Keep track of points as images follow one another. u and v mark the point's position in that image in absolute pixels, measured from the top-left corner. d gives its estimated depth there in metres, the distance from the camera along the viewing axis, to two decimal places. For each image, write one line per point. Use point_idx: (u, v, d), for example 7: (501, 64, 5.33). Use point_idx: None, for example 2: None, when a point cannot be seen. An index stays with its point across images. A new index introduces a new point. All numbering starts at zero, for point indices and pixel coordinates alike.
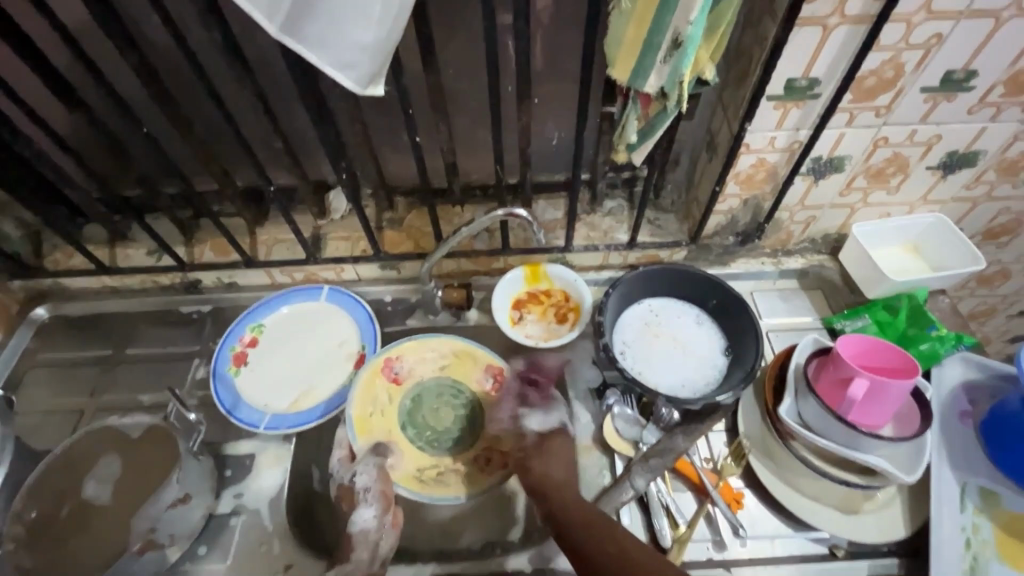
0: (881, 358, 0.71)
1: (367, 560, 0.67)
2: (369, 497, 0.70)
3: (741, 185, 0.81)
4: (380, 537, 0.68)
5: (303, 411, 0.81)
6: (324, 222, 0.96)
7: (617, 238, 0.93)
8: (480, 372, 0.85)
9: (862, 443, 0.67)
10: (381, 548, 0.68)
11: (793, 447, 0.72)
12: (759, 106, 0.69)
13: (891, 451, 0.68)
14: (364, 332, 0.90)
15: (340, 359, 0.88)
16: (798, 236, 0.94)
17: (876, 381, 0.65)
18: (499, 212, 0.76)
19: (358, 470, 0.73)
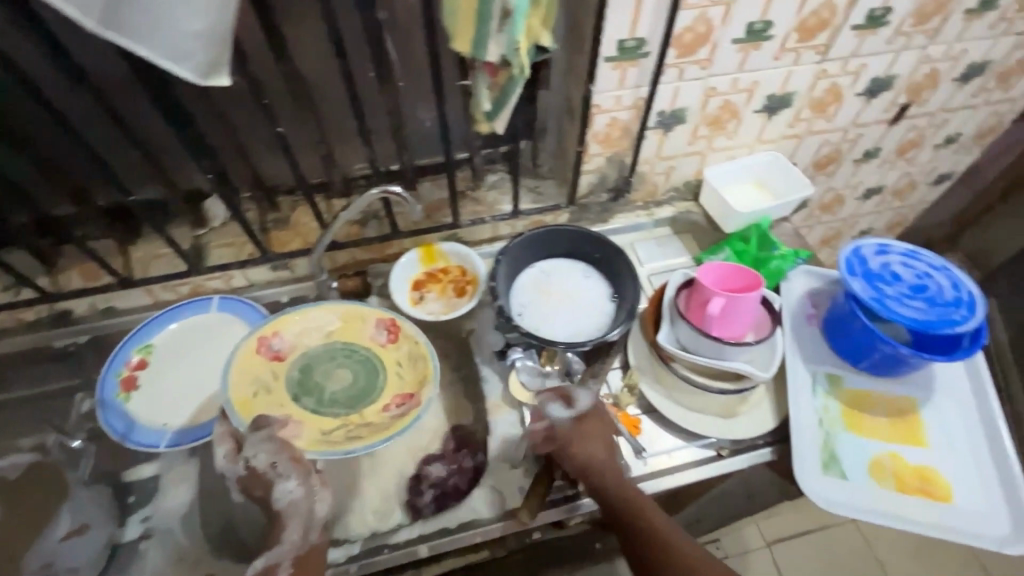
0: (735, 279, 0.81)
1: (299, 535, 0.65)
2: (282, 471, 0.67)
3: (601, 144, 0.89)
4: (312, 503, 0.67)
5: (207, 422, 0.80)
6: (203, 231, 0.93)
7: (502, 209, 0.98)
8: (371, 328, 0.86)
9: (727, 352, 0.76)
10: (317, 512, 0.67)
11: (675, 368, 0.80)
12: (598, 67, 0.76)
13: (751, 355, 0.78)
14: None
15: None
16: (664, 186, 1.03)
17: (730, 298, 0.75)
18: (374, 190, 0.77)
19: (250, 454, 0.69)
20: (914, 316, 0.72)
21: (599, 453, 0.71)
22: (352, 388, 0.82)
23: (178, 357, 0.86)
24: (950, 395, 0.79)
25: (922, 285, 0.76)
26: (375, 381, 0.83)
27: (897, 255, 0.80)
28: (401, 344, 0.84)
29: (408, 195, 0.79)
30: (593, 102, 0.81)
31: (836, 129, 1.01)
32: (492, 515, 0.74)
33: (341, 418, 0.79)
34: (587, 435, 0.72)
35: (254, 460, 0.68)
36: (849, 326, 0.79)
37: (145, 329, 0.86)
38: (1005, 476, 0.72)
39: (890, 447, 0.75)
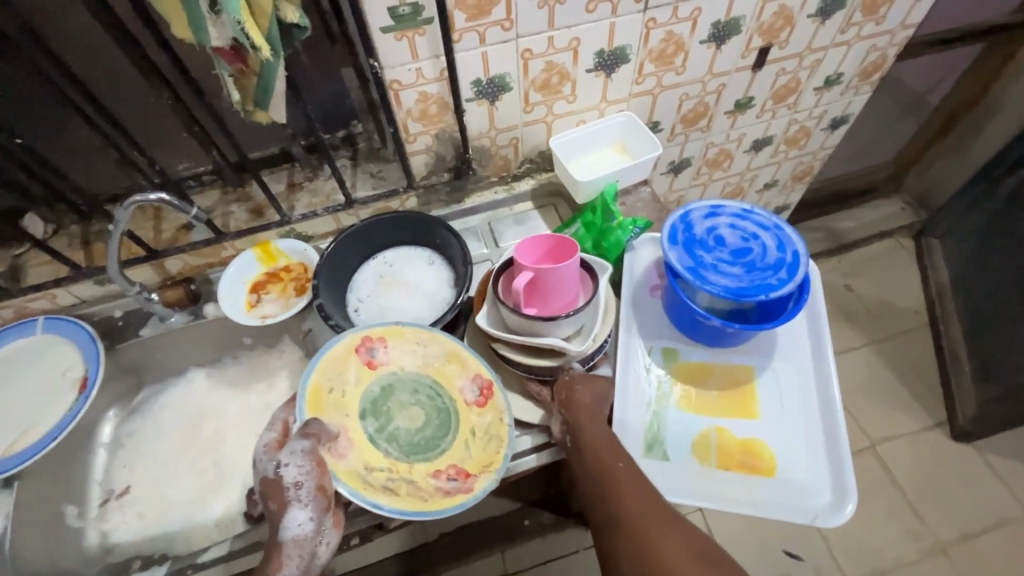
0: (555, 246, 0.73)
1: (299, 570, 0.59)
2: (303, 497, 0.61)
3: (420, 121, 0.83)
4: (318, 542, 0.61)
5: (17, 452, 0.77)
6: (22, 251, 0.89)
7: (338, 199, 0.93)
8: (466, 379, 0.75)
9: (545, 329, 0.69)
10: (320, 556, 0.60)
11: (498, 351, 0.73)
12: (376, 38, 0.70)
13: (570, 329, 0.71)
14: (85, 353, 0.84)
15: (63, 388, 0.83)
16: (515, 159, 0.97)
17: (539, 271, 0.67)
18: (140, 198, 0.69)
19: (285, 460, 0.63)
20: (726, 285, 0.68)
21: (586, 399, 0.67)
22: (416, 436, 0.73)
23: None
24: (790, 362, 0.75)
25: (744, 249, 0.71)
26: (439, 440, 0.73)
27: (727, 216, 0.75)
28: (486, 414, 0.73)
29: (179, 200, 0.72)
30: (388, 78, 0.75)
31: (692, 81, 0.94)
32: None
33: (388, 466, 0.70)
34: (588, 381, 0.70)
35: (285, 470, 0.62)
36: (677, 299, 0.75)
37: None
38: (832, 445, 0.69)
39: (718, 422, 0.71)
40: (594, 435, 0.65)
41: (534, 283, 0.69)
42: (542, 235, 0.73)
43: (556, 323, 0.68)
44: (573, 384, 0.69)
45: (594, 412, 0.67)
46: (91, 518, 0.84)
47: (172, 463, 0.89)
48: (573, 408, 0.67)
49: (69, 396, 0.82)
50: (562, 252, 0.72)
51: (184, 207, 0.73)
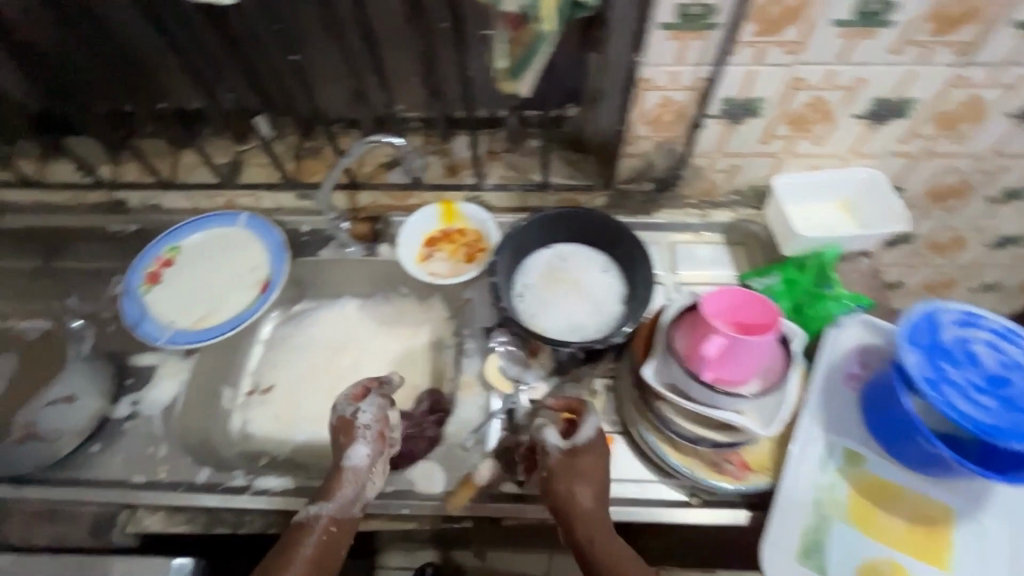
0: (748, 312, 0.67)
1: (353, 495, 0.67)
2: (367, 438, 0.68)
3: (650, 126, 0.77)
4: (369, 476, 0.68)
5: (202, 329, 0.84)
6: (244, 148, 0.96)
7: (532, 179, 0.91)
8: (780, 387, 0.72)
9: (718, 399, 0.65)
10: (365, 489, 0.68)
11: (659, 410, 0.70)
12: (651, 36, 0.65)
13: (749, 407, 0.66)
14: (274, 256, 0.91)
15: (248, 282, 0.90)
16: (723, 187, 0.89)
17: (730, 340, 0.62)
18: (375, 139, 0.75)
19: (362, 407, 0.70)
20: (977, 419, 0.56)
21: (570, 502, 0.63)
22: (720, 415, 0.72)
23: (193, 262, 0.91)
24: (1003, 518, 0.64)
25: (1002, 379, 0.60)
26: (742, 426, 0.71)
27: (986, 332, 0.63)
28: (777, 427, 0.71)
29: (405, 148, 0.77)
30: (642, 76, 0.70)
31: (967, 154, 0.80)
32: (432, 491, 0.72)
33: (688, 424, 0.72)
34: (591, 475, 0.65)
35: (362, 414, 0.69)
36: (890, 409, 0.65)
37: (173, 232, 0.91)
38: None
39: (896, 557, 0.62)
40: (602, 551, 0.62)
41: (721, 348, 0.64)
42: (728, 292, 0.68)
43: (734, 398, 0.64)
44: (554, 478, 0.65)
45: (590, 519, 0.63)
46: (238, 405, 0.91)
47: (312, 378, 0.94)
48: (574, 513, 0.64)
49: (252, 290, 0.89)
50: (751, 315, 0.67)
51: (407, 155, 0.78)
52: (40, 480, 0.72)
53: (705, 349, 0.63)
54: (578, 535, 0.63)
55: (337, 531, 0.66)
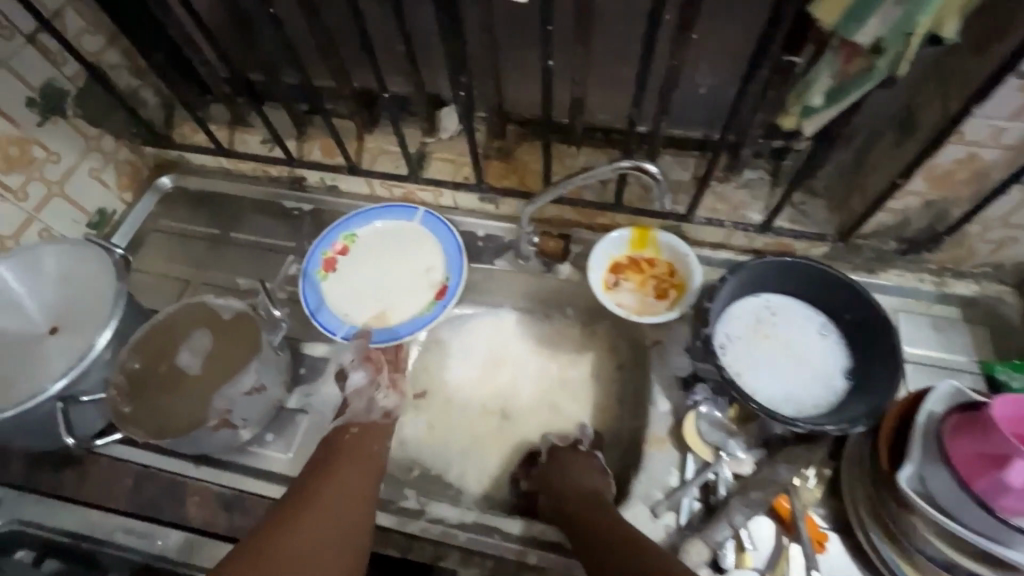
0: None
1: (365, 407, 0.75)
2: (355, 364, 0.77)
3: (931, 183, 0.65)
4: (374, 394, 0.76)
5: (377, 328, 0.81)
6: (430, 139, 0.90)
7: (749, 218, 0.80)
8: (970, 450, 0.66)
9: (1001, 532, 0.54)
10: (377, 401, 0.76)
11: (908, 522, 0.59)
12: (1002, 84, 0.52)
13: None
14: (452, 258, 0.86)
15: (423, 283, 0.85)
16: (981, 257, 0.75)
17: None
18: (624, 164, 0.66)
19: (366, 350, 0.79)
20: None
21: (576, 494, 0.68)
22: None
23: (367, 253, 0.87)
24: None
25: None
26: None
27: None
28: None
29: (661, 176, 0.68)
30: (957, 129, 0.58)
31: None
32: None
33: None
34: (581, 476, 0.72)
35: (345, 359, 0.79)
36: None
37: (351, 219, 0.87)
38: None
39: None
40: (602, 528, 0.62)
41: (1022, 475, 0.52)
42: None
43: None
44: (566, 491, 0.70)
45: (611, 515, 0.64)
46: None
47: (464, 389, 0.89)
48: (577, 508, 0.66)
49: (428, 292, 0.85)
50: None
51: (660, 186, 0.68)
52: (224, 465, 0.73)
53: (998, 471, 0.53)
54: (577, 525, 0.64)
55: (360, 435, 0.72)
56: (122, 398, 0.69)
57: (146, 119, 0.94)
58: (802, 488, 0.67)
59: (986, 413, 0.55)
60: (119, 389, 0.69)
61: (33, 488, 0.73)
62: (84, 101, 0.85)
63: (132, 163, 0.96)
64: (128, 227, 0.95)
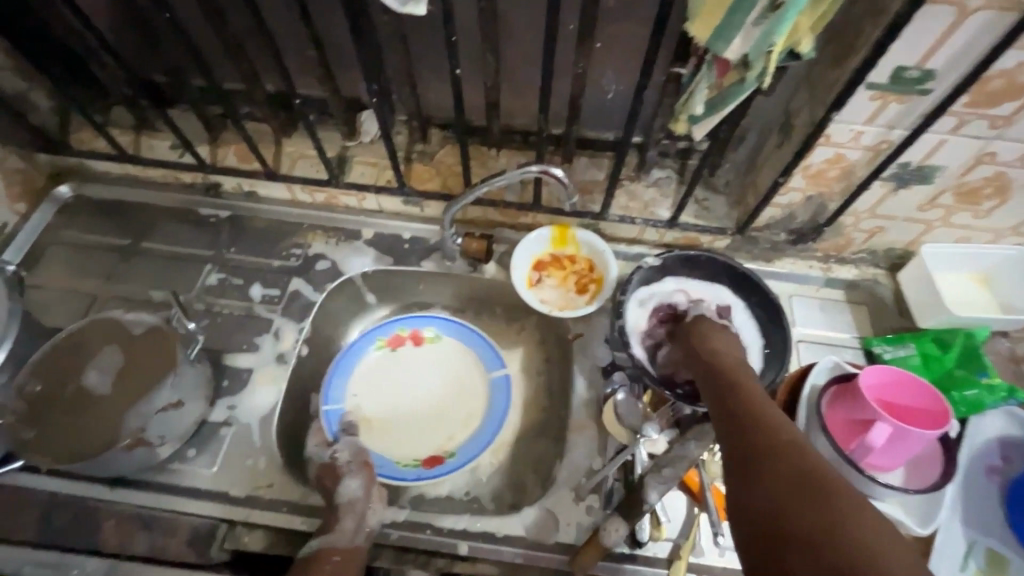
0: (909, 397, 0.64)
1: (353, 525, 0.66)
2: (355, 469, 0.70)
3: (809, 180, 0.72)
4: (367, 506, 0.68)
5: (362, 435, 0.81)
6: (351, 143, 0.90)
7: (658, 215, 0.85)
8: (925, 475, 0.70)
9: (872, 488, 0.62)
10: (367, 518, 0.68)
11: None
12: (855, 93, 0.59)
13: (903, 499, 0.63)
14: (472, 438, 0.82)
15: (428, 435, 0.82)
16: (857, 244, 0.84)
17: (901, 430, 0.58)
18: (532, 168, 0.69)
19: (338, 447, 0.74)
20: None
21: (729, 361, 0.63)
22: None
23: (484, 399, 0.84)
24: None
25: None
26: None
27: None
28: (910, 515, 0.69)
29: (567, 179, 0.71)
30: (825, 131, 0.65)
31: None
32: (543, 541, 0.70)
33: None
34: (713, 334, 0.69)
35: (339, 455, 0.72)
36: None
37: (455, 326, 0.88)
38: None
39: None
40: (748, 397, 0.56)
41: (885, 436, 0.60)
42: (888, 369, 0.65)
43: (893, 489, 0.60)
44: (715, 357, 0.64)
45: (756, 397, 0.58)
46: None
47: None
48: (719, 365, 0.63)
49: (422, 447, 0.81)
50: (913, 403, 0.63)
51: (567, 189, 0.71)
52: (141, 484, 0.70)
53: (866, 435, 0.60)
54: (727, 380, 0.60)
55: (342, 565, 0.64)
56: (21, 423, 0.66)
57: (38, 124, 0.87)
58: (710, 461, 0.72)
59: (857, 385, 0.63)
60: (16, 414, 0.66)
61: None
62: None
63: (24, 172, 0.89)
64: (22, 240, 0.89)
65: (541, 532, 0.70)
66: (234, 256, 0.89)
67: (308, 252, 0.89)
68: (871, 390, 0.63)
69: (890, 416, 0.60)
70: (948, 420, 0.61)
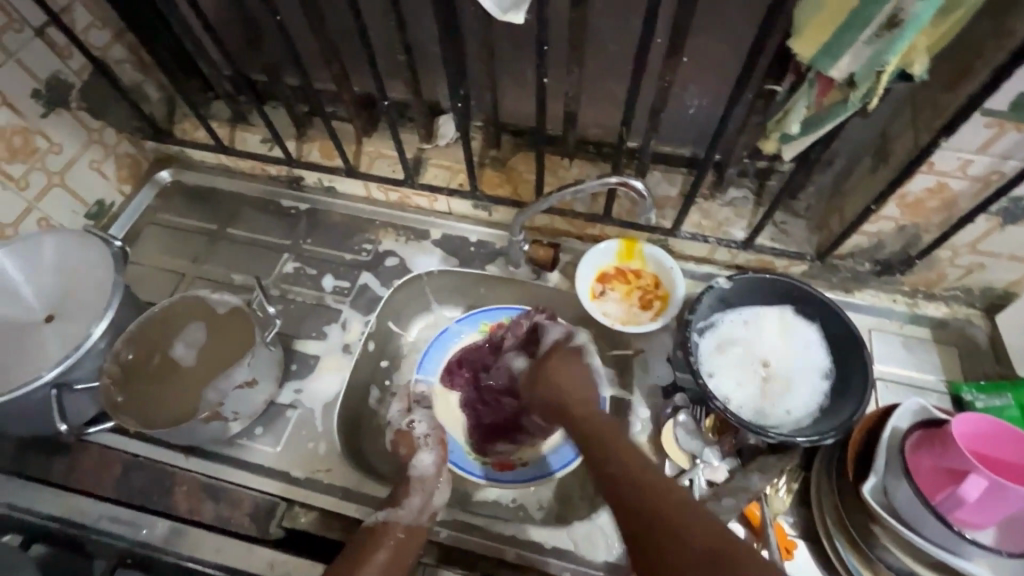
0: (1005, 450, 0.59)
1: (419, 505, 0.68)
2: (429, 444, 0.73)
3: (903, 209, 0.68)
4: (436, 483, 0.70)
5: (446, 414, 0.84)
6: (427, 146, 0.92)
7: (732, 235, 0.83)
8: None
9: (960, 546, 0.57)
10: (433, 498, 0.69)
11: (871, 532, 0.62)
12: (968, 120, 0.56)
13: (994, 562, 0.57)
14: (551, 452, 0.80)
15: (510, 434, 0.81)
16: (951, 280, 0.78)
17: (999, 486, 0.54)
18: (611, 180, 0.68)
19: (416, 418, 0.76)
20: None
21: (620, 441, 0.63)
22: None
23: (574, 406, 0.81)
24: None
25: None
26: None
27: None
28: None
29: (647, 192, 0.69)
30: (928, 159, 0.61)
31: None
32: (590, 558, 0.69)
33: None
34: (569, 386, 0.71)
35: (416, 426, 0.75)
36: None
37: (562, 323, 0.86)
38: None
39: None
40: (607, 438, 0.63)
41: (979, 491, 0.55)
42: (983, 418, 0.60)
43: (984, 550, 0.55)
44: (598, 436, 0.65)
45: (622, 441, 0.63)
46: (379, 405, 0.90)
47: None
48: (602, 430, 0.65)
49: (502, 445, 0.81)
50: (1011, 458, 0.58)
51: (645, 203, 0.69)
52: (212, 455, 0.75)
53: (957, 487, 0.56)
54: (620, 492, 0.58)
55: (406, 541, 0.65)
56: (114, 387, 0.71)
57: (148, 113, 0.95)
58: (773, 496, 0.69)
59: (947, 431, 0.58)
60: (111, 379, 0.71)
61: (22, 471, 0.74)
62: (88, 95, 0.86)
63: (132, 157, 0.97)
64: (126, 218, 0.96)
65: (590, 548, 0.69)
66: (310, 246, 0.93)
67: (378, 248, 0.92)
68: (963, 438, 0.59)
69: (986, 469, 0.55)
70: None
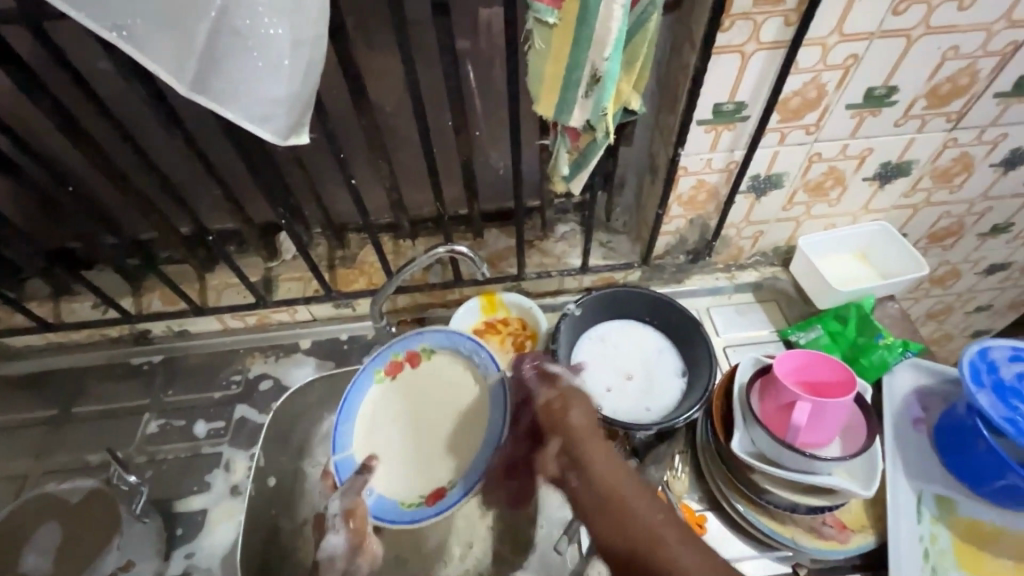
0: (818, 373, 0.72)
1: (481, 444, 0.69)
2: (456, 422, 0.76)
3: (684, 207, 0.83)
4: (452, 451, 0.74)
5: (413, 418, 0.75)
6: (274, 264, 0.94)
7: (571, 263, 0.93)
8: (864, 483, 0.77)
9: (817, 465, 0.66)
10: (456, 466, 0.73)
11: (752, 480, 0.70)
12: (691, 131, 0.70)
13: (845, 467, 0.68)
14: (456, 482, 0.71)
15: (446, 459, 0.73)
16: (748, 250, 0.94)
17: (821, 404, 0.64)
18: (439, 250, 0.74)
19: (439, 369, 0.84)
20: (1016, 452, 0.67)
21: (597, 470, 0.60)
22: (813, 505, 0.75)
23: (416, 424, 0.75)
24: None
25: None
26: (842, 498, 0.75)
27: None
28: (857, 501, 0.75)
29: (472, 252, 0.75)
30: (680, 164, 0.75)
31: (960, 201, 0.86)
32: None
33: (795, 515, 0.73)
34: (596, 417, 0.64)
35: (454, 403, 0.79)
36: (969, 447, 0.71)
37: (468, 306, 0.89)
38: None
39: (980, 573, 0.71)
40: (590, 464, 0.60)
41: (811, 414, 0.65)
42: (798, 351, 0.72)
43: (832, 462, 0.65)
44: (579, 448, 0.62)
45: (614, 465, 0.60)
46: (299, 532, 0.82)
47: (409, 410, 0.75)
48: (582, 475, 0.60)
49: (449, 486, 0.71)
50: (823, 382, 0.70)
51: (476, 262, 0.75)
52: None
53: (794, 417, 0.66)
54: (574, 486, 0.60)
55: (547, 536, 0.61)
56: None
57: None
58: (673, 482, 0.75)
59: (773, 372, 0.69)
60: None
61: None
62: None
63: None
64: None
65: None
66: (173, 397, 0.88)
67: (248, 376, 0.89)
68: (786, 372, 0.70)
69: (808, 395, 0.66)
70: (856, 384, 0.69)
